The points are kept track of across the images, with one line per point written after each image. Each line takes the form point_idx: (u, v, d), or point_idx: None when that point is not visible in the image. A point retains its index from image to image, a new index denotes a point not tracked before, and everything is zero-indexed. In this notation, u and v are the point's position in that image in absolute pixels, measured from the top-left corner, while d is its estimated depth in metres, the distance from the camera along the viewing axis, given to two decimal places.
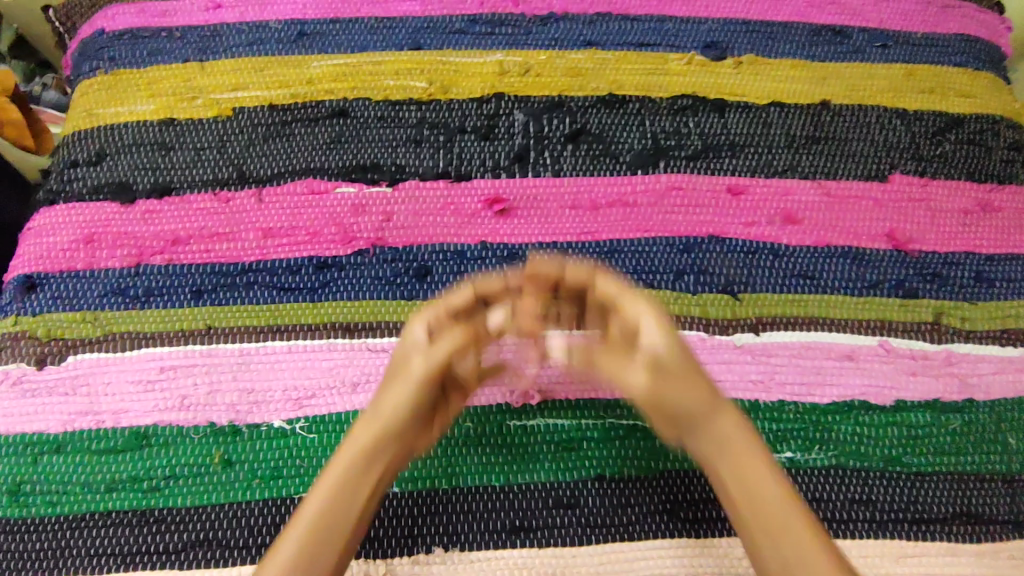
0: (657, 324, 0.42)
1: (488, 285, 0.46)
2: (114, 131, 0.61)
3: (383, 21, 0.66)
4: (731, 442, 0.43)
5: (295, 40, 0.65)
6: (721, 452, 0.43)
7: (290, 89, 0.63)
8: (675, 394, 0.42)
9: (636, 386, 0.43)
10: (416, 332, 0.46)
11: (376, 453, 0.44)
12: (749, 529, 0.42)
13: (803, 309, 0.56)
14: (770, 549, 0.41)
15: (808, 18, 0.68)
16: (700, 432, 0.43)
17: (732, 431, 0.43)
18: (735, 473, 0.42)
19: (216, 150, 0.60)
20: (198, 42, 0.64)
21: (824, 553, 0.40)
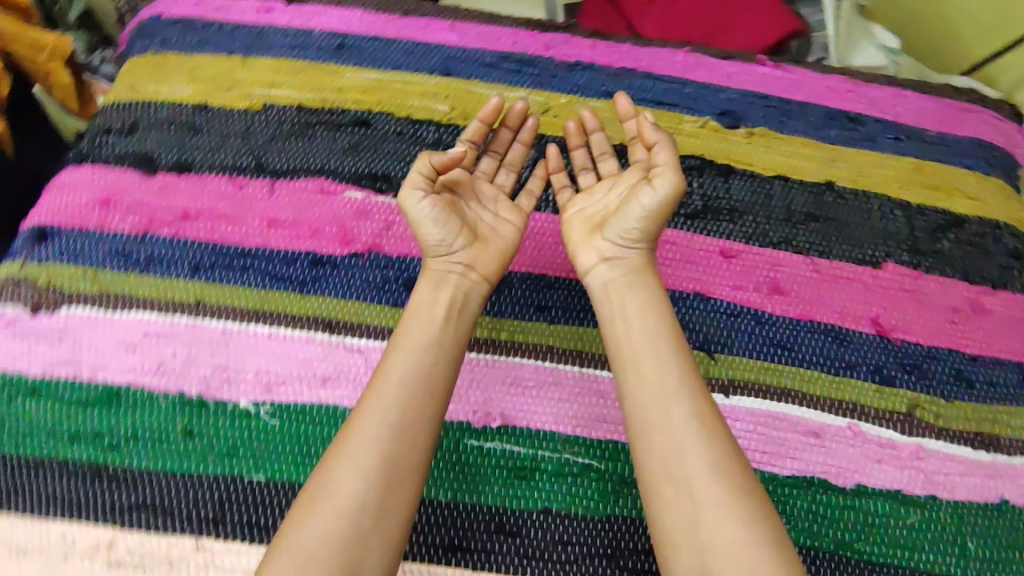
0: (670, 158, 0.55)
1: (471, 129, 0.61)
2: (150, 107, 0.65)
3: (419, 45, 0.70)
4: (644, 275, 0.55)
5: (334, 50, 0.69)
6: (638, 343, 0.52)
7: (321, 94, 0.66)
8: (646, 215, 0.55)
9: (646, 196, 0.55)
10: (411, 185, 0.55)
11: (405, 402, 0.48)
12: (657, 428, 0.48)
13: (776, 378, 0.57)
14: (658, 438, 0.48)
15: (824, 102, 0.70)
16: (618, 284, 0.55)
17: (648, 327, 0.52)
18: (663, 393, 0.49)
19: (239, 139, 0.64)
20: (244, 39, 0.69)
21: (732, 453, 0.47)
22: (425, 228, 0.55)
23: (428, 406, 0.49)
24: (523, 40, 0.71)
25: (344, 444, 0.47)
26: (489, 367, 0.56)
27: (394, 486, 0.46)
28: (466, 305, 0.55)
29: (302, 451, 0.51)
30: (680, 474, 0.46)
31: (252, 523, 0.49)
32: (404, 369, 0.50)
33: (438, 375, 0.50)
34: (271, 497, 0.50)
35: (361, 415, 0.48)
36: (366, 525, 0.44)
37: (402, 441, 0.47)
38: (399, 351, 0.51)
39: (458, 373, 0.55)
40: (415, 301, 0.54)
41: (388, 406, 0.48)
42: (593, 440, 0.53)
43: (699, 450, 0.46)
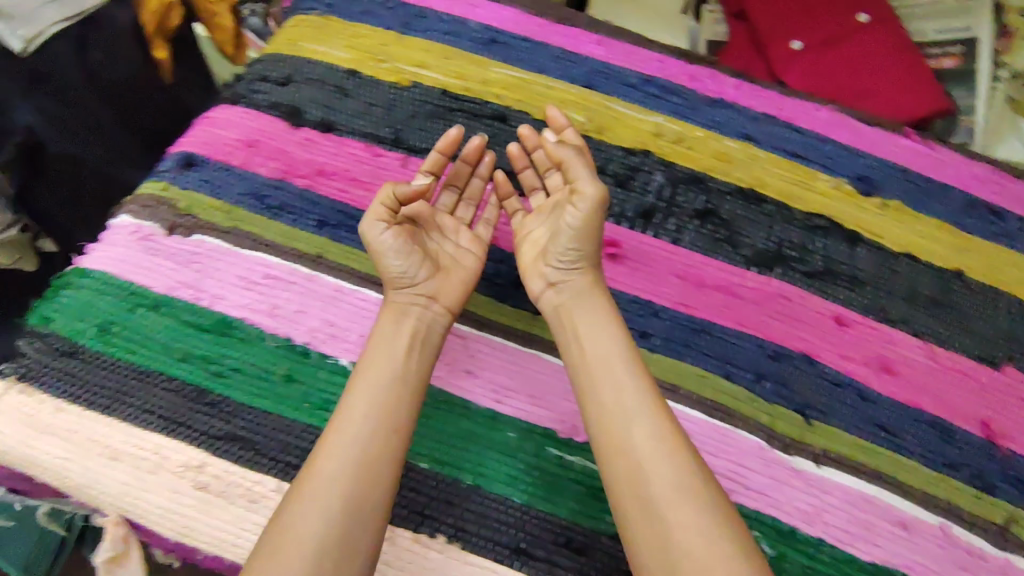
0: (585, 171, 0.54)
1: (431, 161, 0.58)
2: (307, 64, 0.67)
3: (568, 53, 0.71)
4: (591, 296, 0.55)
5: (486, 43, 0.70)
6: (596, 366, 0.51)
7: (465, 81, 0.67)
8: (580, 229, 0.55)
9: (573, 216, 0.55)
10: (372, 218, 0.54)
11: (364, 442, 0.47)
12: (617, 459, 0.47)
13: (847, 451, 0.55)
14: (620, 463, 0.47)
15: (967, 188, 0.68)
16: (571, 305, 0.54)
17: (605, 360, 0.51)
18: (621, 424, 0.48)
19: (382, 110, 0.65)
20: (404, 17, 0.71)
21: (696, 468, 0.46)
22: (382, 256, 0.54)
23: (390, 441, 0.47)
24: (669, 67, 0.71)
25: (304, 483, 0.45)
26: None
27: (358, 509, 0.44)
28: (429, 335, 0.53)
29: None
30: (642, 499, 0.45)
31: None
32: (367, 417, 0.48)
33: (399, 411, 0.48)
34: None
35: (319, 454, 0.47)
36: (333, 557, 0.43)
37: (364, 473, 0.46)
38: (357, 388, 0.49)
39: (551, 380, 0.55)
40: (374, 341, 0.52)
41: (349, 441, 0.47)
42: None
43: (664, 468, 0.46)
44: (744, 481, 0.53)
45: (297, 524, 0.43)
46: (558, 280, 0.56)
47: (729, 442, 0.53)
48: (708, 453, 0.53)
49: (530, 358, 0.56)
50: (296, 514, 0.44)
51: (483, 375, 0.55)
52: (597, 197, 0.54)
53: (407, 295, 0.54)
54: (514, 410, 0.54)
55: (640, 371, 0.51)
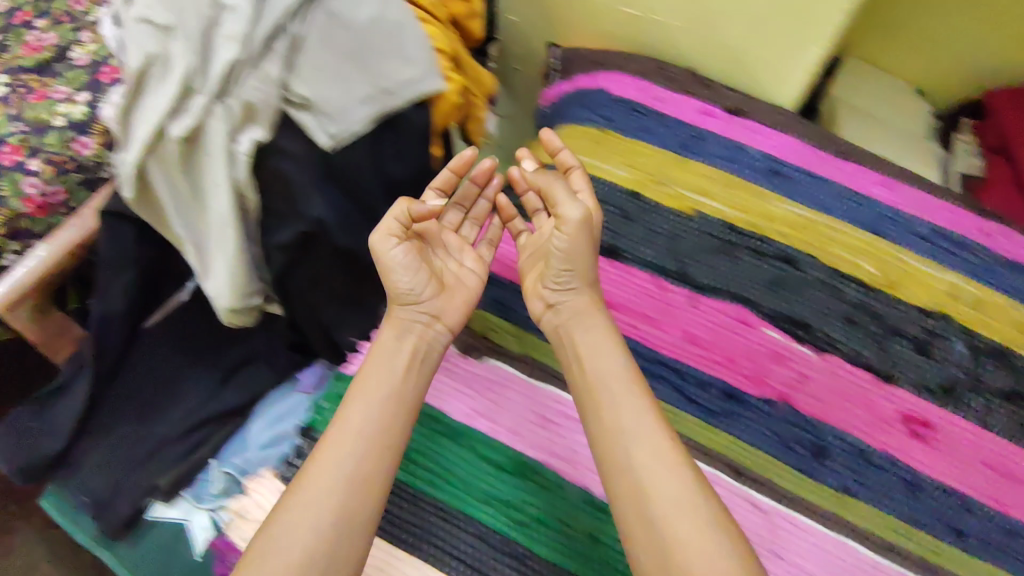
0: (566, 197, 0.54)
1: (442, 178, 0.59)
2: (588, 181, 0.66)
3: (853, 194, 0.67)
4: (592, 314, 0.54)
5: (767, 174, 0.67)
6: (601, 403, 0.49)
7: (749, 216, 0.65)
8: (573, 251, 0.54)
9: (560, 240, 0.54)
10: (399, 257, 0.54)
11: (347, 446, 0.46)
12: (624, 495, 0.45)
13: None
14: (632, 506, 0.45)
15: None
16: (575, 323, 0.54)
17: (616, 397, 0.49)
18: (639, 460, 0.46)
19: (667, 240, 0.63)
20: (683, 137, 0.68)
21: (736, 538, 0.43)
22: (390, 268, 0.54)
23: (350, 448, 0.46)
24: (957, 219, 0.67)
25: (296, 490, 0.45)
26: None
27: (348, 518, 0.44)
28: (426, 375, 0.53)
29: None
30: (654, 523, 0.43)
31: None
32: (355, 415, 0.48)
33: (397, 431, 0.48)
34: None
35: (314, 463, 0.46)
36: (316, 566, 0.42)
37: (356, 484, 0.45)
38: (358, 399, 0.49)
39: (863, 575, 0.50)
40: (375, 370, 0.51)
41: (343, 457, 0.46)
42: None
43: (667, 484, 0.45)
44: None
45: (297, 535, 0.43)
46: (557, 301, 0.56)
47: None
48: None
49: (836, 544, 0.51)
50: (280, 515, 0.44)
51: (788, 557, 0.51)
52: (579, 222, 0.54)
53: (443, 335, 0.55)
54: None
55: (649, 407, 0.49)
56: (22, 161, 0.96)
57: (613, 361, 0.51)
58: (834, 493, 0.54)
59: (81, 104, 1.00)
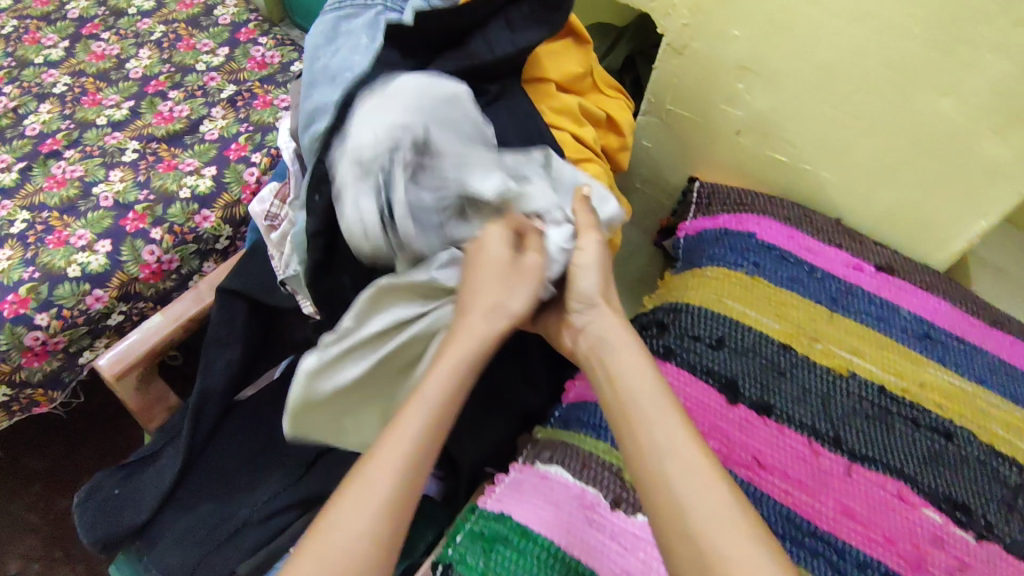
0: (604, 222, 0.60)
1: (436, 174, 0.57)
2: (739, 329, 0.65)
3: (1005, 366, 0.66)
4: (621, 337, 0.51)
5: (919, 337, 0.66)
6: (648, 441, 0.45)
7: (902, 380, 0.63)
8: (592, 277, 0.55)
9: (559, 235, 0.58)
10: (496, 257, 0.53)
11: (403, 438, 0.45)
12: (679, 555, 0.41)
13: None
14: (687, 548, 0.41)
15: None
16: (603, 344, 0.52)
17: (687, 449, 0.44)
18: (695, 524, 0.41)
19: (820, 400, 0.62)
20: (832, 291, 0.68)
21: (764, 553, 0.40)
22: (487, 261, 0.53)
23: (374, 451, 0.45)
24: None
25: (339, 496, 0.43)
26: None
27: (387, 514, 0.43)
28: (445, 369, 0.49)
29: None
30: (689, 535, 0.41)
31: None
32: (407, 426, 0.46)
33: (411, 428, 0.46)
34: None
35: (360, 464, 0.45)
36: (366, 564, 0.41)
37: (404, 475, 0.44)
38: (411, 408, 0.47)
39: None
40: (424, 389, 0.48)
41: (392, 460, 0.44)
42: None
43: (703, 503, 0.42)
44: None
45: (331, 543, 0.41)
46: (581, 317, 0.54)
47: None
48: None
49: None
50: (323, 522, 0.42)
51: None
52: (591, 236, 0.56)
53: (475, 323, 0.51)
54: None
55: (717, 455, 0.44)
56: (145, 228, 0.98)
57: (666, 410, 0.46)
58: None
59: (207, 177, 1.03)
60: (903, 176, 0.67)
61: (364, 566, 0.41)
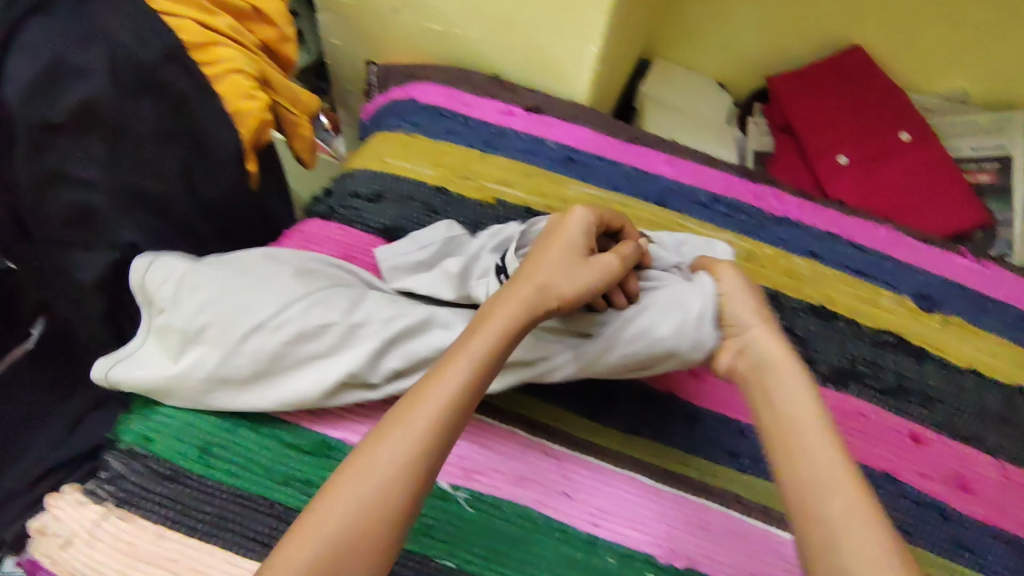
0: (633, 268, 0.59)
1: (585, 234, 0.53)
2: (394, 182, 0.69)
3: (639, 172, 0.74)
4: (789, 362, 0.49)
5: (563, 162, 0.73)
6: (794, 442, 0.45)
7: (546, 200, 0.70)
8: (739, 308, 0.53)
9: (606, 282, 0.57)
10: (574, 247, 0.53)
11: (420, 408, 0.43)
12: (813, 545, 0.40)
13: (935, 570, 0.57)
14: (817, 534, 0.40)
15: (1019, 304, 0.72)
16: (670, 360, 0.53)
17: (813, 444, 0.44)
18: (805, 501, 0.42)
19: (473, 227, 0.68)
20: (485, 135, 0.73)
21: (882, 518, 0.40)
22: (569, 241, 0.52)
23: (433, 437, 0.42)
24: (735, 186, 0.75)
25: (359, 465, 0.41)
26: (680, 503, 0.57)
27: (404, 477, 0.40)
28: (480, 348, 0.46)
29: (490, 545, 0.53)
30: (824, 519, 0.41)
31: None
32: (433, 399, 0.43)
33: (442, 396, 0.43)
34: None
35: (388, 435, 0.42)
36: (357, 538, 0.38)
37: (412, 443, 0.41)
38: (444, 382, 0.44)
39: (647, 503, 0.56)
40: (459, 372, 0.44)
41: (415, 429, 0.42)
42: None
43: (820, 471, 0.43)
44: None
45: (335, 509, 0.39)
46: (737, 333, 0.52)
47: None
48: None
49: (624, 479, 0.58)
50: (334, 491, 0.40)
51: (580, 497, 0.56)
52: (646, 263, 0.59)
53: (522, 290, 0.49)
54: (612, 534, 0.55)
55: (849, 462, 0.43)
56: None
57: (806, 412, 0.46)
58: (618, 433, 0.61)
59: None
60: (523, 13, 0.72)
61: (383, 530, 0.39)
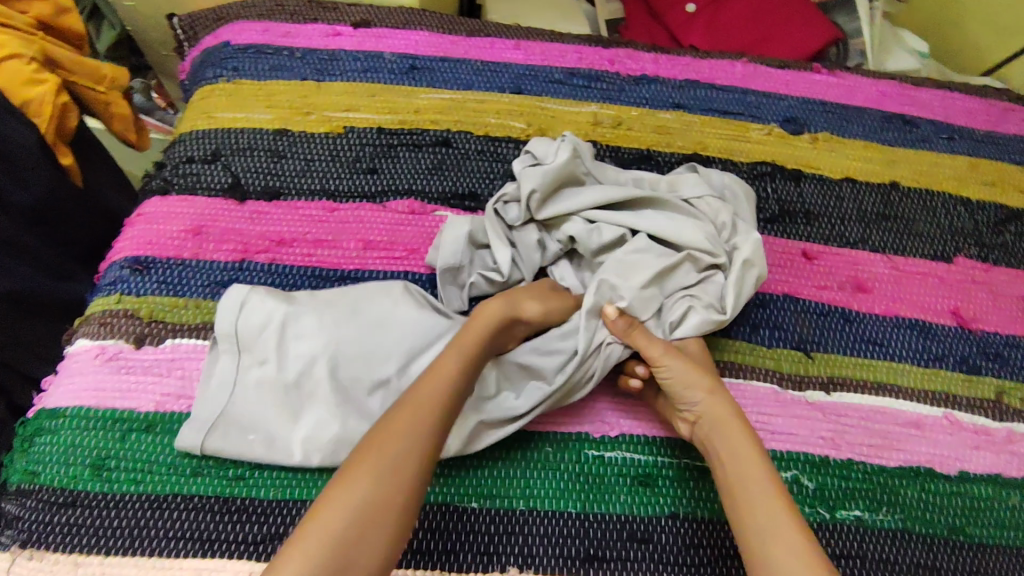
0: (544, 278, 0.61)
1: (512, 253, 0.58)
2: (230, 135, 0.64)
3: (488, 65, 0.71)
4: (731, 420, 0.50)
5: (406, 72, 0.69)
6: (741, 494, 0.46)
7: (398, 116, 0.67)
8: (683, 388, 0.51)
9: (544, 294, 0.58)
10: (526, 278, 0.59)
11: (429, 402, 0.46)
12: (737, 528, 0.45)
13: (850, 371, 0.59)
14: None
15: (880, 105, 0.73)
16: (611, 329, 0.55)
17: (762, 499, 0.45)
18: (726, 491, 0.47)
19: (326, 162, 0.64)
20: (317, 64, 0.68)
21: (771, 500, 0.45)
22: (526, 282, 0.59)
23: (431, 418, 0.45)
24: (587, 56, 0.73)
25: (372, 450, 0.43)
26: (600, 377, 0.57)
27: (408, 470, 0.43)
28: (478, 339, 0.51)
29: None
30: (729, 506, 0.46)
31: None
32: (428, 392, 0.47)
33: (438, 395, 0.47)
34: None
35: (394, 427, 0.44)
36: (373, 529, 0.40)
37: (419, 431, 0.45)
38: (435, 377, 0.48)
39: None
40: (450, 363, 0.49)
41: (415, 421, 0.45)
42: None
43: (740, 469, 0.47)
44: (770, 428, 0.56)
45: (350, 492, 0.41)
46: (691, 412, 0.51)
47: (744, 395, 0.57)
48: None
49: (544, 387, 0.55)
50: (349, 483, 0.41)
51: None
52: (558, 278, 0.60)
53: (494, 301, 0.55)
54: (543, 425, 0.55)
55: (787, 502, 0.45)
56: None
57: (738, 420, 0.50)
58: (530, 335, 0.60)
59: None
60: None
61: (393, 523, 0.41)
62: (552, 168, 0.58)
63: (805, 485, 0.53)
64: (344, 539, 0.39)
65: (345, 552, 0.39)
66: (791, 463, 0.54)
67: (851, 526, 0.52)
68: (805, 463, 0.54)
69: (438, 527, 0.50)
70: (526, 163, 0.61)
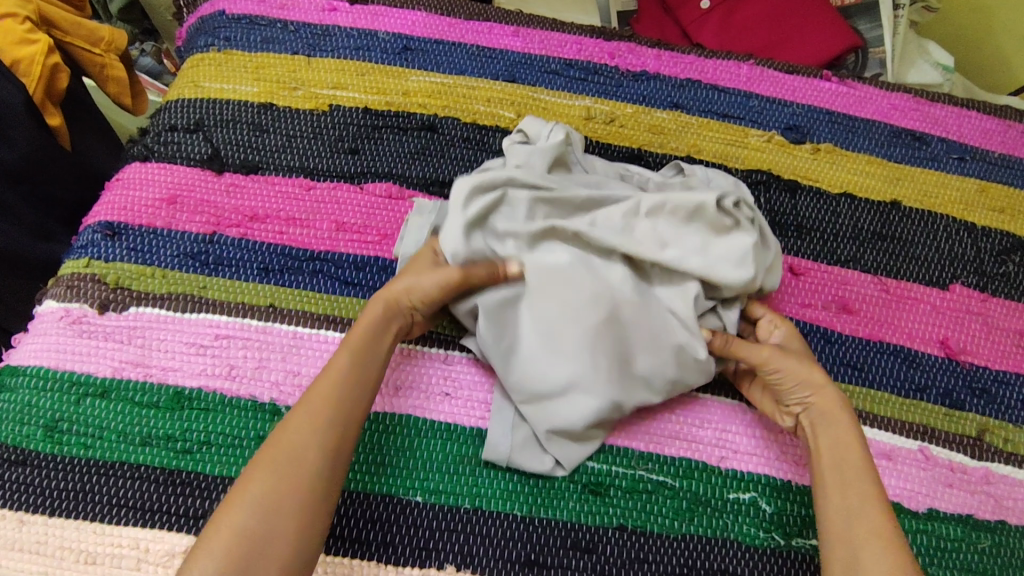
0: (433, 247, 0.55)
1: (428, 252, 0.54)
2: (215, 106, 0.64)
3: (484, 50, 0.69)
4: (843, 417, 0.49)
5: (398, 52, 0.68)
6: (836, 482, 0.47)
7: (385, 96, 0.65)
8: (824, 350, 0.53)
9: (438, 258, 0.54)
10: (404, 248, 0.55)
11: (331, 401, 0.46)
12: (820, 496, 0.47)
13: None
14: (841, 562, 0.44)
15: (890, 119, 0.69)
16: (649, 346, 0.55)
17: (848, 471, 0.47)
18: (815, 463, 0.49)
19: (308, 140, 0.63)
20: (309, 39, 0.67)
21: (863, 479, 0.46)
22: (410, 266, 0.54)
23: (327, 416, 0.46)
24: (588, 47, 0.70)
25: (268, 458, 0.44)
26: None
27: (295, 465, 0.43)
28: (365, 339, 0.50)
29: (376, 460, 0.51)
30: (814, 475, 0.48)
31: (330, 534, 0.49)
32: (321, 395, 0.46)
33: (331, 397, 0.47)
34: (345, 508, 0.50)
35: (290, 425, 0.45)
36: (264, 528, 0.41)
37: (313, 420, 0.45)
38: (329, 379, 0.47)
39: None
40: (339, 361, 0.48)
41: (305, 421, 0.45)
42: (666, 457, 0.53)
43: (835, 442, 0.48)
44: (733, 446, 0.54)
45: (244, 500, 0.42)
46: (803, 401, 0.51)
47: (710, 411, 0.55)
48: (695, 426, 0.54)
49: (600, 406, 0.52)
50: (242, 494, 0.42)
51: (461, 395, 0.54)
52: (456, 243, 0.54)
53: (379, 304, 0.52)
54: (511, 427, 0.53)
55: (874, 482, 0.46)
56: None
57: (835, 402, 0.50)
58: None
59: None
60: None
61: (284, 521, 0.42)
62: (541, 147, 0.57)
63: (762, 509, 0.52)
64: (241, 539, 0.40)
65: (241, 552, 0.40)
66: (751, 485, 0.52)
67: (804, 556, 0.50)
68: (765, 486, 0.53)
69: (380, 518, 0.50)
70: (515, 142, 0.59)
